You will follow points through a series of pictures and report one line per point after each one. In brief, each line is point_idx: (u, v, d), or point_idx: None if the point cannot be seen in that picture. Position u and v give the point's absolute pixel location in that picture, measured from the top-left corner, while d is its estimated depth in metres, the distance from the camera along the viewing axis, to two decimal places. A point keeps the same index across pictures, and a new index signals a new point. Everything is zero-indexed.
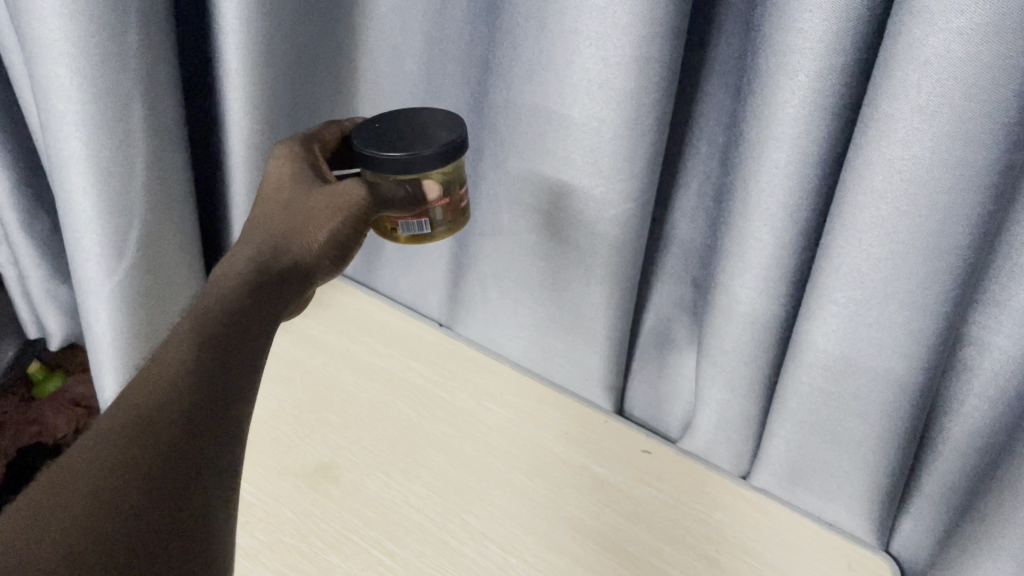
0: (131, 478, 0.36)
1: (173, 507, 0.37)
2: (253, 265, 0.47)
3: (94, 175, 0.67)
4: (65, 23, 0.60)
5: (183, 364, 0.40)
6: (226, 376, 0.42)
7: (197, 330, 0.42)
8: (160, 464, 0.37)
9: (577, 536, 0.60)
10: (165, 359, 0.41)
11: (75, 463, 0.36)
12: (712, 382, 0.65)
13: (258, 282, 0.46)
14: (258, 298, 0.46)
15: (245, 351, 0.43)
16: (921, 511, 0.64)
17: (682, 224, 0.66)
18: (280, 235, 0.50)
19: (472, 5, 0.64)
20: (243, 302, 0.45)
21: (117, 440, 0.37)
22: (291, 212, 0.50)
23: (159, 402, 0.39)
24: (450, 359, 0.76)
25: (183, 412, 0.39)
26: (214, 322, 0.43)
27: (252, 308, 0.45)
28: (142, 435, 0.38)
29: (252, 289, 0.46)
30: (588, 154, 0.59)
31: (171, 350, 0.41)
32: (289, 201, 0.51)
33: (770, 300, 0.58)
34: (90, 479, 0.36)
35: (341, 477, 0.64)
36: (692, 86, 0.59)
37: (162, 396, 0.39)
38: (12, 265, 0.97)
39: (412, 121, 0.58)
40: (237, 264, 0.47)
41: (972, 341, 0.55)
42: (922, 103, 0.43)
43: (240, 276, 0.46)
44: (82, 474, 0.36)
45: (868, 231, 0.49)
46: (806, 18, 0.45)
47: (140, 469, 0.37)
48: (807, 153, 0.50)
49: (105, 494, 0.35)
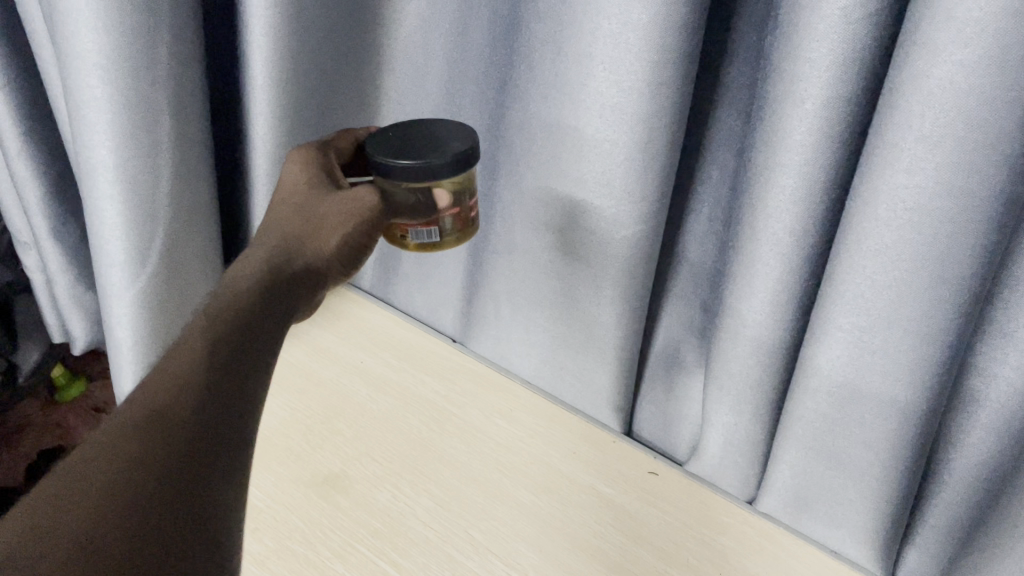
0: (142, 478, 0.36)
1: (185, 504, 0.37)
2: (269, 264, 0.49)
3: (122, 183, 0.69)
4: (98, 37, 0.62)
5: (192, 363, 0.41)
6: (235, 377, 0.42)
7: (211, 329, 0.43)
8: (172, 464, 0.37)
9: (581, 555, 0.61)
10: (176, 360, 0.41)
11: (84, 462, 0.36)
12: (719, 405, 0.65)
13: (274, 283, 0.48)
14: (271, 298, 0.47)
15: (257, 357, 0.44)
16: (926, 541, 0.65)
17: (693, 247, 0.67)
18: (294, 237, 0.51)
19: (492, 29, 0.66)
20: (256, 302, 0.46)
21: (129, 439, 0.37)
22: (305, 216, 0.52)
23: (170, 403, 0.39)
24: (462, 375, 0.77)
25: (196, 409, 0.39)
26: (228, 323, 0.44)
27: (262, 311, 0.46)
28: (154, 429, 0.38)
29: (267, 291, 0.47)
30: (601, 175, 0.60)
31: (185, 347, 0.42)
32: (304, 201, 0.53)
33: (777, 324, 0.58)
34: (97, 478, 0.36)
35: (350, 487, 0.65)
36: (704, 111, 0.60)
37: (171, 394, 0.39)
38: (40, 271, 1.00)
39: (425, 131, 0.59)
40: (252, 264, 0.49)
41: (977, 372, 0.55)
42: (926, 132, 0.44)
43: (257, 275, 0.48)
44: (98, 466, 0.36)
45: (872, 259, 0.49)
46: (814, 48, 0.46)
47: (150, 466, 0.37)
48: (814, 180, 0.51)
49: (118, 492, 0.35)
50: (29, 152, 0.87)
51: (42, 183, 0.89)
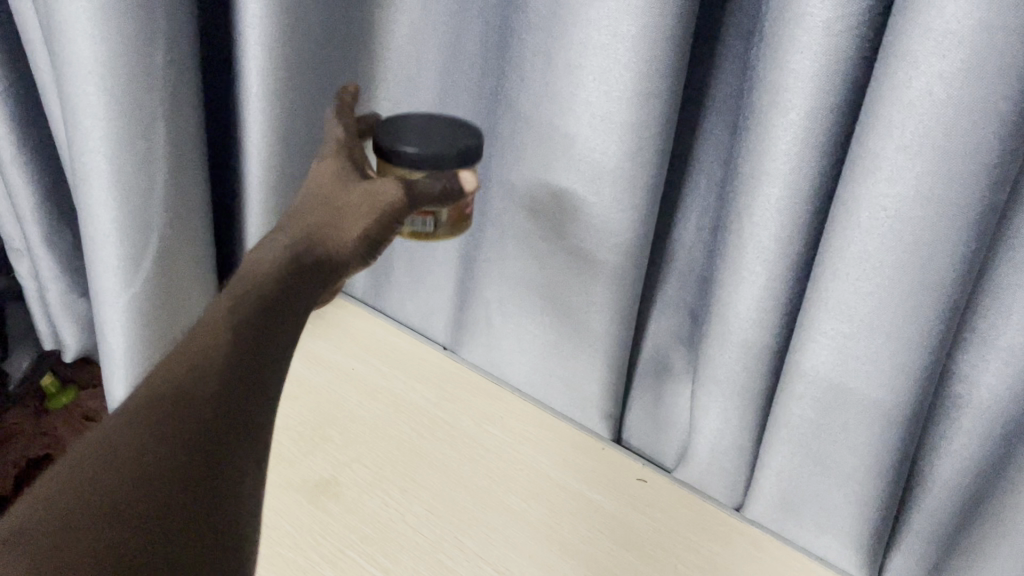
0: (159, 456, 0.37)
1: (201, 487, 0.37)
2: (290, 253, 0.50)
3: (117, 189, 0.70)
4: (95, 44, 0.63)
5: (210, 349, 0.41)
6: (254, 365, 0.42)
7: (230, 316, 0.43)
8: (189, 446, 0.38)
9: (570, 561, 0.61)
10: (196, 347, 0.42)
11: (105, 442, 0.37)
12: (707, 411, 0.66)
13: (296, 266, 0.49)
14: (294, 287, 0.48)
15: (277, 347, 0.44)
16: (911, 547, 0.65)
17: (681, 255, 0.68)
18: (319, 229, 0.52)
19: (484, 40, 0.67)
20: (277, 288, 0.47)
21: (147, 421, 0.38)
22: (332, 208, 0.53)
23: (193, 390, 0.39)
24: (451, 382, 0.77)
25: (215, 392, 0.40)
26: (248, 311, 0.44)
27: (284, 298, 0.46)
28: (171, 411, 0.38)
29: (289, 276, 0.48)
30: (590, 184, 0.61)
31: (204, 334, 0.42)
32: (333, 195, 0.54)
33: (764, 330, 0.59)
34: (115, 457, 0.36)
35: (341, 493, 0.65)
36: (692, 121, 0.61)
37: (190, 379, 0.40)
38: (32, 279, 1.00)
39: (429, 122, 0.60)
40: (275, 248, 0.50)
41: (960, 379, 0.56)
42: (906, 142, 0.45)
43: (278, 260, 0.48)
44: (117, 445, 0.37)
45: (855, 266, 0.50)
46: (797, 59, 0.47)
47: (167, 446, 0.37)
48: (799, 188, 0.52)
49: (134, 470, 0.36)
50: (24, 160, 0.87)
51: (36, 191, 0.89)
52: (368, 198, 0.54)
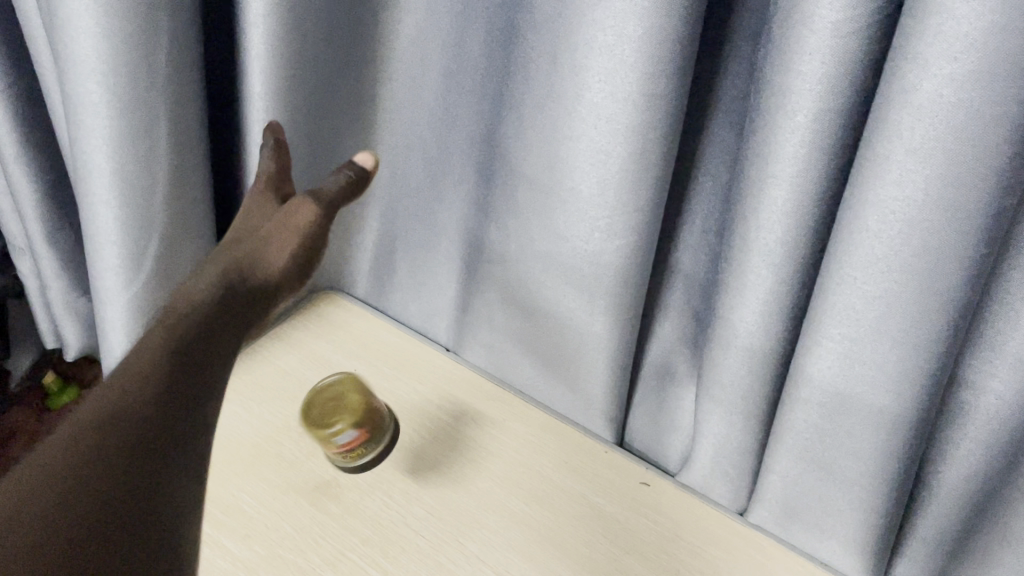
0: (98, 470, 0.36)
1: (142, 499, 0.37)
2: (222, 279, 0.50)
3: (119, 188, 0.69)
4: (98, 43, 0.62)
5: (150, 369, 0.41)
6: (194, 382, 0.42)
7: (170, 339, 0.44)
8: (129, 460, 0.37)
9: (571, 565, 0.61)
10: (136, 367, 0.42)
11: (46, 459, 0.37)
12: (710, 415, 0.66)
13: (220, 301, 0.48)
14: (227, 314, 0.48)
15: (216, 362, 0.44)
16: (916, 553, 0.65)
17: (686, 258, 0.67)
18: (243, 257, 0.53)
19: (489, 40, 0.67)
20: (210, 317, 0.47)
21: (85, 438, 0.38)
22: (254, 236, 0.54)
23: (133, 405, 0.39)
24: (452, 382, 0.77)
25: (154, 408, 0.40)
26: (186, 335, 0.44)
27: (214, 327, 0.46)
28: (112, 429, 0.38)
29: (215, 311, 0.47)
30: (594, 186, 0.61)
31: (145, 356, 0.42)
32: (255, 228, 0.56)
33: (770, 334, 0.59)
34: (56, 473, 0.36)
35: (342, 494, 0.65)
36: (698, 123, 0.61)
37: (130, 397, 0.40)
38: (34, 276, 0.99)
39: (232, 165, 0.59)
40: (199, 288, 0.49)
41: (967, 386, 0.56)
42: (916, 145, 0.44)
43: (205, 296, 0.48)
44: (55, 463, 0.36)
45: (863, 270, 0.50)
46: (805, 61, 0.47)
47: (106, 463, 0.37)
48: (805, 192, 0.51)
49: (73, 485, 0.36)
50: (27, 157, 0.87)
51: (39, 189, 0.89)
52: (286, 220, 0.55)
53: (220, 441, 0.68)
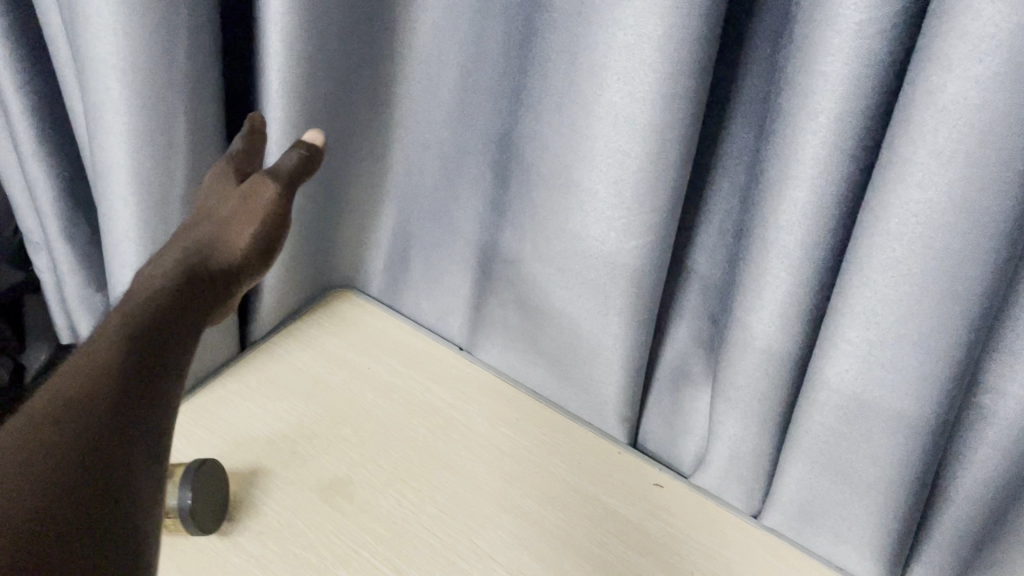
0: (71, 457, 0.34)
1: (113, 486, 0.35)
2: (181, 268, 0.47)
3: (137, 184, 0.70)
4: (118, 39, 0.62)
5: (110, 352, 0.39)
6: (156, 367, 0.40)
7: (128, 323, 0.41)
8: (100, 446, 0.35)
9: (584, 565, 0.61)
10: (92, 351, 0.39)
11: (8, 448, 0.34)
12: (726, 417, 0.65)
13: (187, 283, 0.46)
14: (185, 302, 0.45)
15: (176, 349, 0.41)
16: (931, 558, 0.64)
17: (703, 259, 0.67)
18: (203, 242, 0.51)
19: (507, 39, 0.67)
20: (175, 295, 0.44)
21: (50, 423, 0.35)
22: (214, 221, 0.53)
23: (89, 393, 0.36)
24: (466, 382, 0.77)
25: (120, 393, 0.37)
26: (142, 317, 0.41)
27: (169, 309, 0.43)
28: (79, 415, 0.36)
29: (180, 290, 0.45)
30: (612, 186, 0.60)
31: (100, 340, 0.39)
32: (215, 212, 0.54)
33: (787, 336, 0.58)
34: (23, 460, 0.33)
35: (354, 492, 0.65)
36: (715, 124, 0.61)
37: (92, 380, 0.37)
38: (49, 271, 1.00)
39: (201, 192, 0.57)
40: (165, 267, 0.47)
41: (986, 390, 0.55)
42: (939, 147, 0.44)
43: (168, 279, 0.46)
44: (19, 452, 0.34)
45: (883, 273, 0.49)
46: (828, 61, 0.46)
47: (77, 449, 0.34)
48: (826, 193, 0.51)
49: (46, 472, 0.33)
50: (44, 152, 0.87)
51: (56, 184, 0.89)
52: (245, 202, 0.53)
53: (232, 438, 0.69)
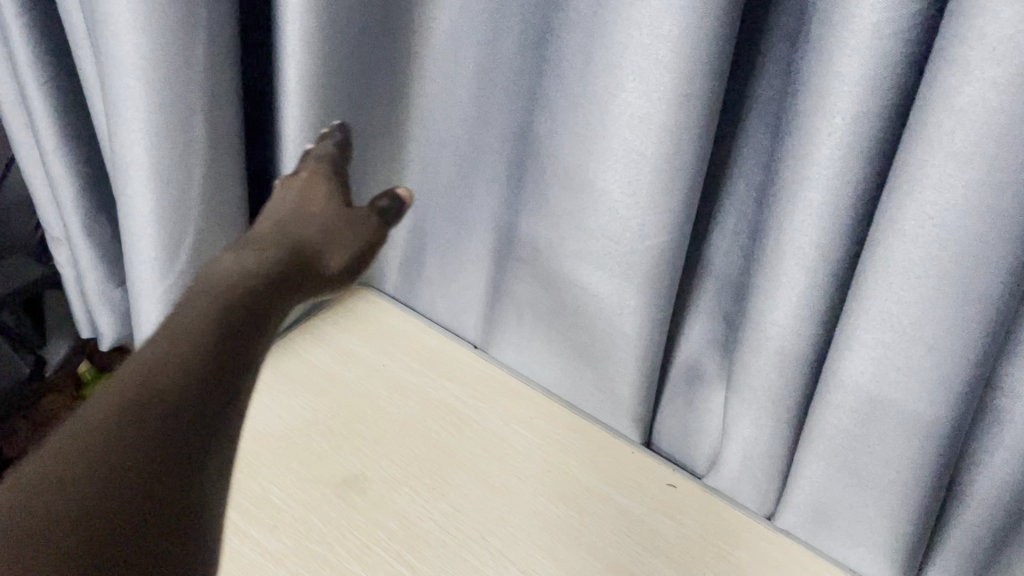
0: (129, 465, 0.36)
1: (169, 497, 0.37)
2: (223, 310, 0.46)
3: (156, 181, 0.70)
4: (138, 38, 0.63)
5: (172, 371, 0.41)
6: (215, 390, 0.41)
7: (188, 346, 0.42)
8: (159, 457, 0.37)
9: (596, 564, 0.61)
10: (158, 365, 0.41)
11: (71, 449, 0.37)
12: (740, 418, 0.65)
13: (229, 326, 0.45)
14: (235, 336, 0.45)
15: (235, 375, 0.43)
16: (946, 562, 0.64)
17: (718, 259, 0.67)
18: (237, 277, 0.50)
19: (524, 39, 0.67)
20: (221, 334, 0.44)
21: (111, 429, 0.38)
22: (246, 262, 0.52)
23: (150, 405, 0.39)
24: (482, 381, 0.77)
25: (177, 413, 0.39)
26: (202, 343, 0.43)
27: (225, 344, 0.44)
28: (141, 425, 0.38)
29: (225, 331, 0.45)
30: (627, 186, 0.60)
31: (165, 355, 0.42)
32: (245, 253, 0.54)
33: (802, 337, 0.58)
34: (85, 461, 0.36)
35: (369, 488, 0.65)
36: (731, 125, 0.60)
37: (155, 396, 0.39)
38: (70, 267, 1.01)
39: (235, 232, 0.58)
40: (195, 315, 0.45)
41: (1003, 394, 0.55)
42: (956, 149, 0.44)
43: (213, 318, 0.45)
44: (81, 454, 0.37)
45: (899, 275, 0.49)
46: (844, 63, 0.46)
47: (135, 457, 0.37)
48: (842, 195, 0.51)
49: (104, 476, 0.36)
50: (66, 149, 0.88)
51: (77, 181, 0.91)
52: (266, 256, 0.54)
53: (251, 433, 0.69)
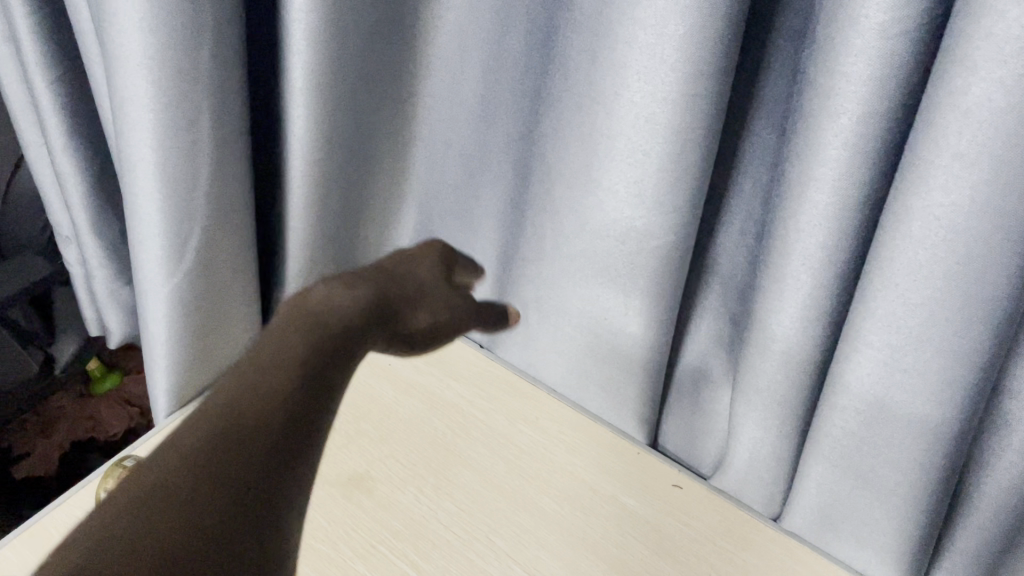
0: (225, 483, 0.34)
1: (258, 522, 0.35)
2: (308, 319, 0.42)
3: (162, 180, 0.71)
4: (143, 38, 0.63)
5: (275, 385, 0.38)
6: (312, 407, 0.39)
7: (291, 359, 0.40)
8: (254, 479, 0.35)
9: (601, 564, 0.61)
10: (258, 378, 0.39)
11: (167, 462, 0.34)
12: (746, 420, 0.65)
13: (322, 344, 0.42)
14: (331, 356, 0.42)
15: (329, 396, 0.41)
16: (954, 564, 0.64)
17: (724, 259, 0.66)
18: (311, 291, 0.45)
19: (529, 38, 0.66)
20: (319, 351, 0.41)
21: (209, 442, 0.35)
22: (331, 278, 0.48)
23: (251, 421, 0.37)
24: (488, 381, 0.76)
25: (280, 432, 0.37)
26: (313, 361, 0.40)
27: (320, 360, 0.41)
28: (242, 446, 0.36)
29: (325, 351, 0.42)
30: (633, 185, 0.60)
31: (271, 367, 0.39)
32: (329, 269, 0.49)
33: (808, 338, 0.58)
34: (175, 476, 0.34)
35: (374, 487, 0.65)
36: (737, 125, 0.60)
37: (254, 414, 0.37)
38: (78, 265, 1.01)
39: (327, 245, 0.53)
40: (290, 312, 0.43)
41: (1010, 395, 0.54)
42: (963, 150, 0.43)
43: (303, 328, 0.42)
44: (176, 466, 0.34)
45: (905, 276, 0.49)
46: (850, 63, 0.46)
47: (234, 476, 0.35)
48: (848, 195, 0.50)
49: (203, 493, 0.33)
50: (73, 148, 0.89)
51: (84, 179, 0.91)
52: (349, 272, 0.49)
53: None
